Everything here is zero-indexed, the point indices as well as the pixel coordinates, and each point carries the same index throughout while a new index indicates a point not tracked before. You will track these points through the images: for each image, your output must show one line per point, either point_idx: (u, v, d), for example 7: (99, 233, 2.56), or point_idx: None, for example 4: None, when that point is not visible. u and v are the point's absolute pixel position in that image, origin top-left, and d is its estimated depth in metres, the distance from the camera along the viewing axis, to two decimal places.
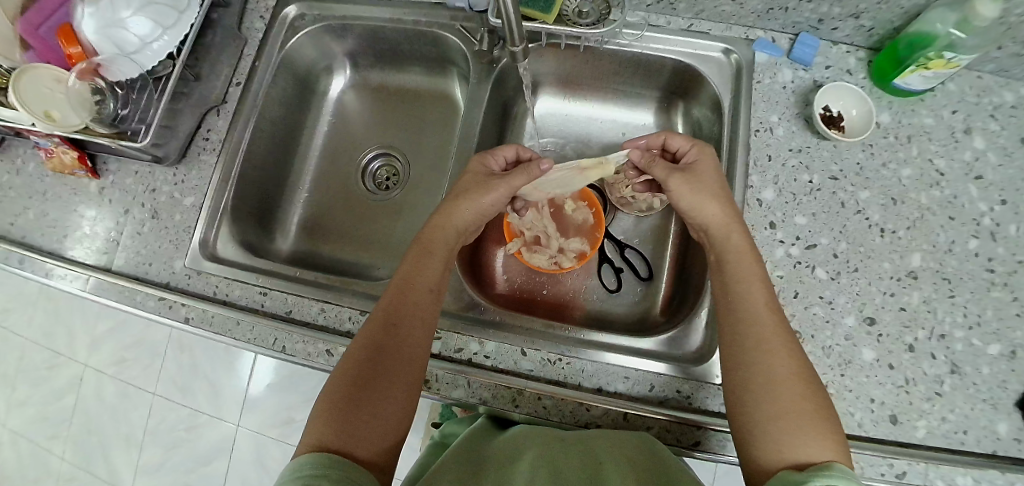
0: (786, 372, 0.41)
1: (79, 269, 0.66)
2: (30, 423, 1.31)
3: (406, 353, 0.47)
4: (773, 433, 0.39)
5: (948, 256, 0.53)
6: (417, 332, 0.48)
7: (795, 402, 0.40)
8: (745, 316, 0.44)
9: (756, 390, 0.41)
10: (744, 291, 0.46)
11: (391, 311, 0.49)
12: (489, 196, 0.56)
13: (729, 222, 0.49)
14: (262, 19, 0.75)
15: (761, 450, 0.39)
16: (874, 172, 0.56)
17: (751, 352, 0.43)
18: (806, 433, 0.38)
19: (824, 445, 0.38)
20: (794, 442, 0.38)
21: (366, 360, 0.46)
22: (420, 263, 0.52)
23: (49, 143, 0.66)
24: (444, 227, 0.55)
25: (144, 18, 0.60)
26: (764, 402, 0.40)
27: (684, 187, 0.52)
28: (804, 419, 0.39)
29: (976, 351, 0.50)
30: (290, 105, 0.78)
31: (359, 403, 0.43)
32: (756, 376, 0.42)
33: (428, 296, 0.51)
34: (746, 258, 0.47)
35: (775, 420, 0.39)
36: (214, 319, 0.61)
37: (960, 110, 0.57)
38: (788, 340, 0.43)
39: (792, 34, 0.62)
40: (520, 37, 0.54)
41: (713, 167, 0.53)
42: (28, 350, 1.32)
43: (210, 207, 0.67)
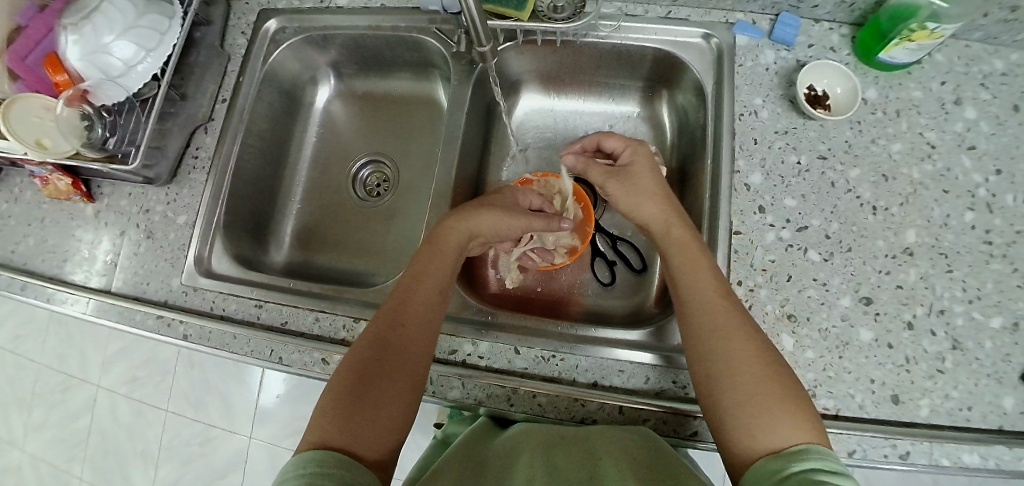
0: (741, 352, 0.41)
1: (80, 292, 0.67)
2: (48, 446, 1.33)
3: (410, 352, 0.46)
4: (743, 418, 0.38)
5: (944, 230, 0.52)
6: (422, 333, 0.48)
7: (757, 382, 0.39)
8: (694, 305, 0.46)
9: (716, 378, 0.41)
10: (691, 282, 0.47)
11: (396, 312, 0.49)
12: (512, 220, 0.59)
13: (667, 218, 0.53)
14: (244, 35, 0.75)
15: (739, 439, 0.38)
16: (863, 149, 0.55)
17: (705, 339, 0.43)
18: (774, 413, 0.37)
19: (795, 423, 0.36)
20: (766, 425, 0.37)
21: (370, 359, 0.45)
22: (429, 267, 0.53)
23: (43, 171, 0.67)
24: (454, 232, 0.56)
25: (127, 42, 0.60)
26: (728, 387, 0.40)
27: (621, 193, 0.57)
28: (770, 398, 0.38)
29: (977, 325, 0.49)
30: (277, 118, 0.79)
31: (362, 401, 0.42)
32: (715, 363, 0.42)
33: (434, 298, 0.51)
34: (691, 249, 0.49)
35: (741, 404, 0.39)
36: (212, 334, 0.61)
37: (948, 81, 0.56)
38: (742, 321, 0.43)
39: (772, 15, 0.61)
40: (486, 36, 0.57)
41: (648, 166, 0.58)
42: (42, 375, 1.34)
43: (203, 223, 0.68)
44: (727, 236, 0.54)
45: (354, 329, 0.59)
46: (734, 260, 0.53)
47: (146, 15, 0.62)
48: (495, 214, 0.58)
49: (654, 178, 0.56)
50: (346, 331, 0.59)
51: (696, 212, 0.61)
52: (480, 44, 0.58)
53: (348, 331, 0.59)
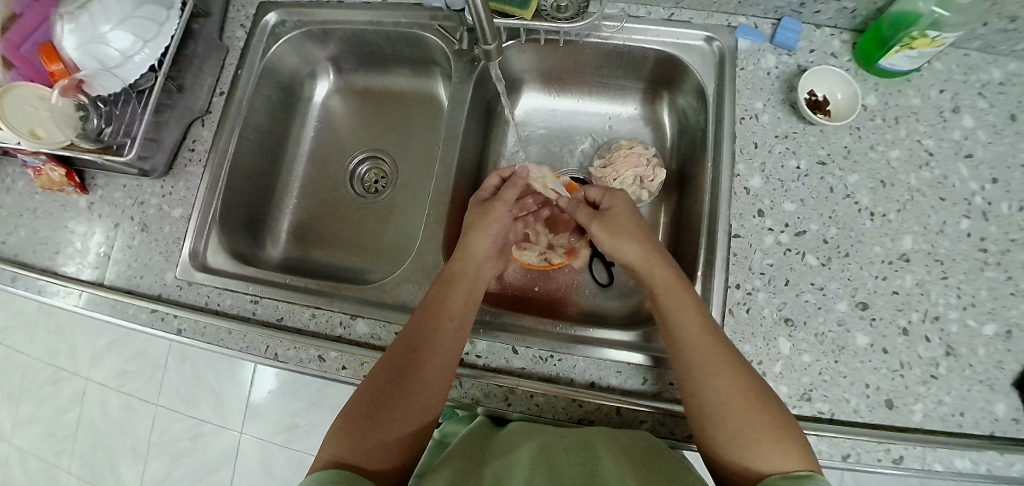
0: (731, 391, 0.42)
1: (72, 285, 0.66)
2: (36, 440, 1.32)
3: (426, 380, 0.46)
4: (737, 453, 0.40)
5: (940, 237, 0.52)
6: (437, 361, 0.47)
7: (750, 416, 0.40)
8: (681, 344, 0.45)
9: (708, 415, 0.42)
10: (676, 317, 0.47)
11: (414, 339, 0.48)
12: (488, 217, 0.59)
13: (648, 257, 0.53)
14: (243, 28, 0.74)
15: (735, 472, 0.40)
16: (862, 155, 0.56)
17: (696, 378, 0.43)
18: (767, 445, 0.38)
19: (788, 454, 0.38)
20: (759, 460, 0.38)
21: (385, 384, 0.45)
22: (447, 292, 0.52)
23: (36, 161, 0.66)
24: (467, 263, 0.56)
25: (124, 33, 0.60)
26: (720, 424, 0.41)
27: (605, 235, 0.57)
28: (762, 432, 0.39)
29: (971, 332, 0.49)
30: (275, 112, 0.78)
31: (375, 423, 0.43)
32: (705, 402, 0.42)
33: (453, 327, 0.49)
34: (673, 285, 0.49)
35: (733, 440, 0.40)
36: (206, 329, 0.61)
37: (947, 89, 0.57)
38: (730, 356, 0.44)
39: (775, 19, 0.62)
40: (492, 33, 0.54)
41: (628, 210, 0.59)
42: (31, 368, 1.33)
43: (199, 217, 0.67)
44: (726, 239, 0.54)
45: (351, 326, 0.58)
46: (733, 263, 0.53)
47: (144, 5, 0.61)
48: (485, 229, 0.58)
49: (630, 216, 0.58)
50: (343, 328, 0.58)
51: (695, 214, 0.61)
52: (487, 44, 0.56)
53: (345, 328, 0.58)
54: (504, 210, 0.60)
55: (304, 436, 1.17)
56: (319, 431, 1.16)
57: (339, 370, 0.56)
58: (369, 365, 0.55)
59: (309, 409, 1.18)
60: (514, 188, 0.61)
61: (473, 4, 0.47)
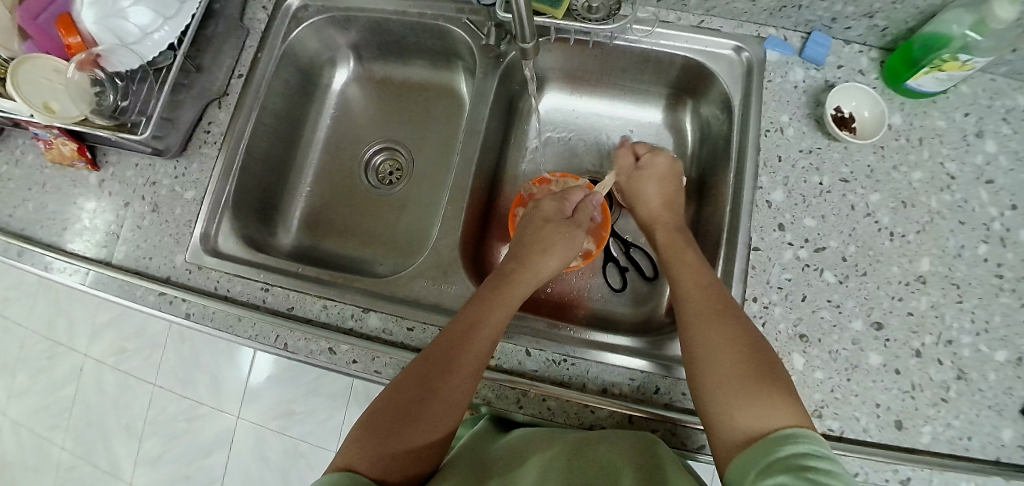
0: (723, 342, 0.44)
1: (79, 262, 0.65)
2: (30, 413, 1.31)
3: (452, 398, 0.45)
4: (727, 404, 0.41)
5: (957, 261, 0.52)
6: (466, 383, 0.46)
7: (738, 369, 0.42)
8: (682, 301, 0.49)
9: (698, 367, 0.44)
10: (681, 279, 0.51)
11: (442, 355, 0.46)
12: (569, 243, 0.59)
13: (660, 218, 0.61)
14: (265, 10, 0.73)
15: (721, 422, 0.41)
16: (884, 174, 0.56)
17: (693, 330, 0.46)
18: (754, 398, 0.40)
19: (775, 410, 0.39)
20: (744, 409, 0.40)
21: (409, 395, 0.45)
22: (485, 312, 0.50)
23: (47, 135, 0.65)
24: (522, 283, 0.55)
25: (145, 9, 0.59)
26: (708, 374, 0.43)
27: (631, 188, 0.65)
28: (752, 385, 0.40)
29: (982, 357, 0.50)
30: (291, 97, 0.77)
31: (392, 433, 0.43)
32: (699, 350, 0.45)
33: (486, 348, 0.48)
34: (682, 252, 0.54)
35: (720, 389, 0.42)
36: (215, 315, 0.60)
37: (972, 113, 0.57)
38: (735, 314, 0.46)
39: (805, 32, 0.61)
40: (531, 33, 0.52)
41: (660, 174, 0.63)
42: (28, 339, 1.32)
43: (211, 200, 0.66)
44: (746, 252, 0.54)
45: (363, 319, 0.58)
46: (751, 276, 0.53)
47: None
48: (556, 253, 0.59)
49: (660, 182, 0.63)
50: (354, 320, 0.58)
51: (714, 225, 0.61)
52: (525, 43, 0.52)
53: (356, 320, 0.58)
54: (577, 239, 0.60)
55: (300, 422, 1.17)
56: (315, 418, 1.16)
57: (349, 363, 0.55)
58: (380, 360, 0.55)
59: (305, 395, 1.18)
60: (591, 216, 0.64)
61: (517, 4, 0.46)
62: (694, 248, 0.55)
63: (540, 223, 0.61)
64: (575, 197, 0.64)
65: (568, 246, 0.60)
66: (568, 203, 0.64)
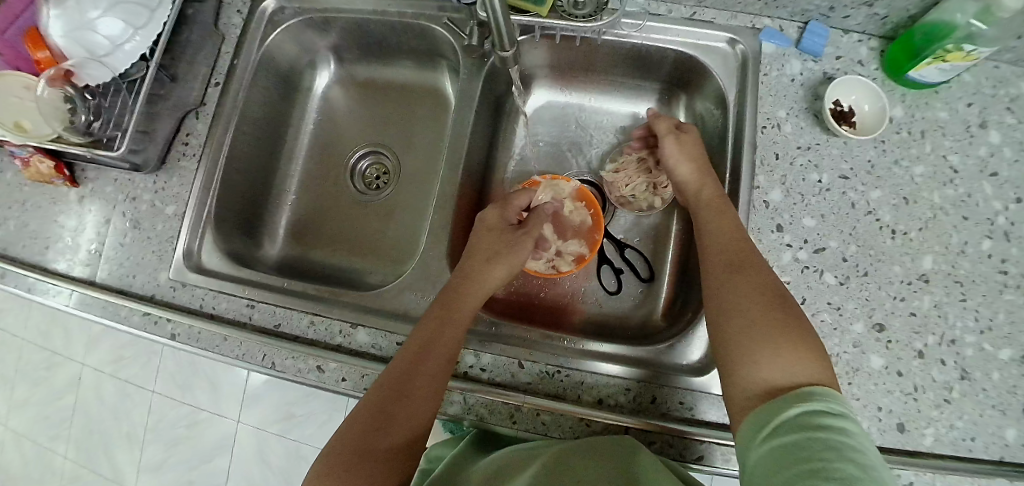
0: (754, 298, 0.41)
1: (62, 283, 0.64)
2: (31, 424, 1.31)
3: (412, 421, 0.44)
4: (752, 353, 0.39)
5: (960, 258, 0.51)
6: (426, 403, 0.45)
7: (767, 320, 0.40)
8: (713, 250, 0.47)
9: (725, 315, 0.42)
10: (714, 230, 0.48)
11: (400, 375, 0.45)
12: (513, 250, 0.56)
13: (701, 177, 0.54)
14: (240, 14, 0.71)
15: (742, 367, 0.39)
16: (885, 170, 0.54)
17: (723, 279, 0.44)
18: (781, 347, 0.38)
19: (803, 362, 0.37)
20: (770, 359, 0.38)
21: (370, 420, 0.43)
22: (437, 327, 0.49)
23: (25, 153, 0.63)
24: (469, 293, 0.52)
25: (114, 20, 0.57)
26: (738, 319, 0.41)
27: (675, 154, 0.56)
28: (780, 337, 0.38)
29: (986, 356, 0.49)
30: (273, 104, 0.75)
31: (360, 453, 0.41)
32: (728, 297, 0.42)
33: (443, 365, 0.47)
34: (716, 204, 0.50)
35: (747, 335, 0.39)
36: (201, 335, 0.59)
37: (975, 103, 0.55)
38: (767, 274, 0.43)
39: (801, 22, 0.59)
40: (510, 41, 0.52)
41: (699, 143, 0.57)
42: (25, 351, 1.31)
43: (193, 215, 0.65)
44: None
45: (352, 335, 0.57)
46: None
47: None
48: (502, 262, 0.55)
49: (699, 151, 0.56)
50: (343, 336, 0.57)
51: None
52: (506, 50, 0.53)
53: (345, 336, 0.57)
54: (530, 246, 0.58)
55: (301, 426, 1.17)
56: (316, 421, 1.16)
57: (339, 381, 0.54)
58: (369, 377, 0.54)
59: (306, 399, 1.17)
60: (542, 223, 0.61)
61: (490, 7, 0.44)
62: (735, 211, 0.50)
63: (481, 234, 0.58)
64: (518, 202, 0.62)
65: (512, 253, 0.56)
66: (511, 211, 0.61)
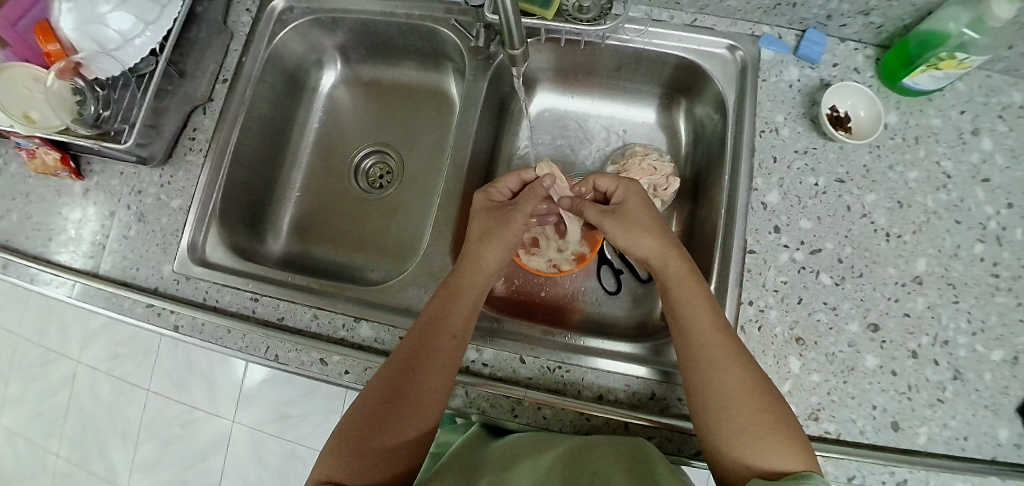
0: (736, 389, 0.43)
1: (65, 274, 0.64)
2: (24, 420, 1.30)
3: (421, 399, 0.46)
4: (741, 448, 0.41)
5: (953, 260, 0.52)
6: (433, 379, 0.46)
7: (756, 414, 0.41)
8: (691, 340, 0.46)
9: (713, 413, 0.43)
10: (689, 316, 0.47)
11: (405, 357, 0.47)
12: (503, 228, 0.55)
13: (668, 253, 0.51)
14: (249, 12, 0.72)
15: (735, 463, 0.41)
16: (880, 174, 0.55)
17: (705, 373, 0.44)
18: (774, 443, 0.40)
19: (795, 454, 0.39)
20: (764, 455, 0.40)
21: (381, 400, 0.45)
22: (445, 308, 0.50)
23: (30, 144, 0.63)
24: (468, 274, 0.53)
25: (125, 14, 0.57)
26: (728, 418, 0.42)
27: (619, 230, 0.54)
28: (770, 429, 0.41)
29: (979, 357, 0.50)
30: (278, 101, 0.76)
31: (370, 435, 0.44)
32: (713, 396, 0.43)
33: (452, 343, 0.48)
34: (686, 283, 0.49)
35: (739, 436, 0.41)
36: (204, 327, 0.59)
37: (968, 111, 0.56)
38: (741, 356, 0.44)
39: (799, 30, 0.60)
40: (521, 40, 0.51)
41: (642, 202, 0.56)
42: (19, 347, 1.30)
43: (198, 209, 0.65)
44: (741, 255, 0.54)
45: (355, 329, 0.57)
46: (746, 279, 0.53)
47: None
48: (498, 238, 0.55)
49: (648, 213, 0.55)
50: (346, 330, 0.57)
51: (709, 226, 0.61)
52: (514, 50, 0.52)
53: (348, 330, 0.57)
54: (522, 220, 0.56)
55: (296, 426, 1.16)
56: (312, 421, 1.16)
57: (342, 374, 0.55)
58: (373, 370, 0.54)
59: (302, 399, 1.17)
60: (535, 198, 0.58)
61: (503, 6, 0.44)
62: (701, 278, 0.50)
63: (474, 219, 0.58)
64: (504, 184, 0.61)
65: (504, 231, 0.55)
66: (500, 195, 0.60)
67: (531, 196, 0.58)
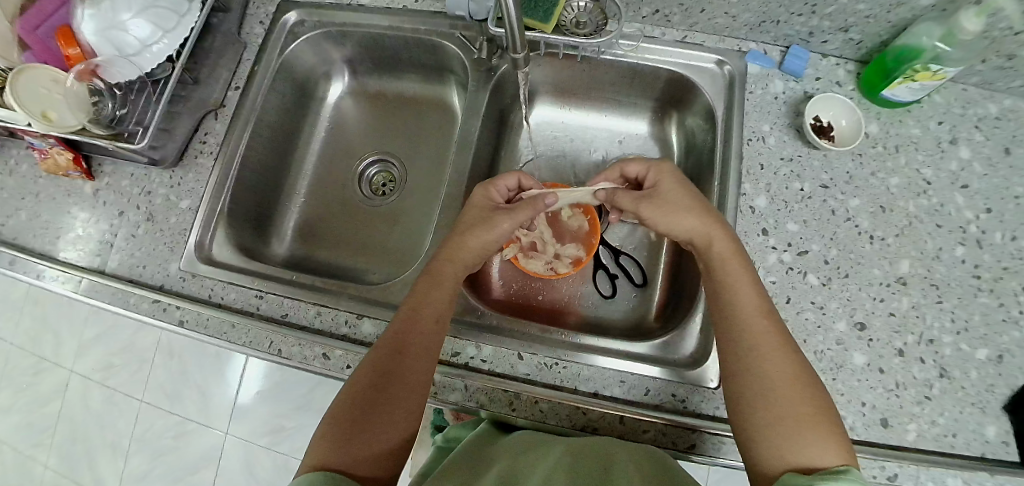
0: (781, 380, 0.41)
1: (72, 271, 0.65)
2: (12, 430, 1.28)
3: (411, 381, 0.47)
4: (779, 440, 0.39)
5: (936, 262, 0.54)
6: (422, 361, 0.48)
7: (794, 406, 0.40)
8: (734, 322, 0.46)
9: (752, 399, 0.42)
10: (733, 299, 0.47)
11: (397, 340, 0.48)
12: (490, 230, 0.57)
13: (709, 228, 0.50)
14: (262, 25, 0.76)
15: (768, 453, 0.39)
16: (863, 180, 0.58)
17: (747, 359, 0.43)
18: (807, 433, 0.39)
19: (828, 448, 0.38)
20: (800, 447, 0.38)
21: (370, 386, 0.46)
22: (427, 292, 0.53)
23: (44, 144, 0.65)
24: (455, 262, 0.56)
25: (144, 22, 0.60)
26: (765, 404, 0.41)
27: (656, 215, 0.55)
28: (804, 421, 0.39)
29: (964, 355, 0.51)
30: (287, 109, 0.79)
31: (362, 419, 0.44)
32: (752, 381, 0.42)
33: (433, 325, 0.50)
34: (732, 268, 0.48)
35: (774, 425, 0.40)
36: (209, 322, 0.61)
37: (945, 121, 0.59)
38: (788, 349, 0.44)
39: (783, 46, 0.64)
40: (522, 45, 0.53)
41: (677, 183, 0.56)
42: (11, 355, 1.29)
43: (206, 209, 0.67)
44: None
45: (356, 325, 0.59)
46: None
47: None
48: (478, 232, 0.57)
49: (683, 193, 0.55)
50: (348, 327, 0.59)
51: None
52: (517, 52, 0.54)
53: (350, 327, 0.59)
54: (508, 221, 0.58)
55: (291, 438, 1.15)
56: (306, 434, 1.15)
57: (344, 368, 0.56)
58: None
59: (297, 411, 1.16)
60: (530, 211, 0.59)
61: (507, 16, 0.48)
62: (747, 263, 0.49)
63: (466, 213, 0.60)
64: (504, 184, 0.62)
65: (491, 232, 0.58)
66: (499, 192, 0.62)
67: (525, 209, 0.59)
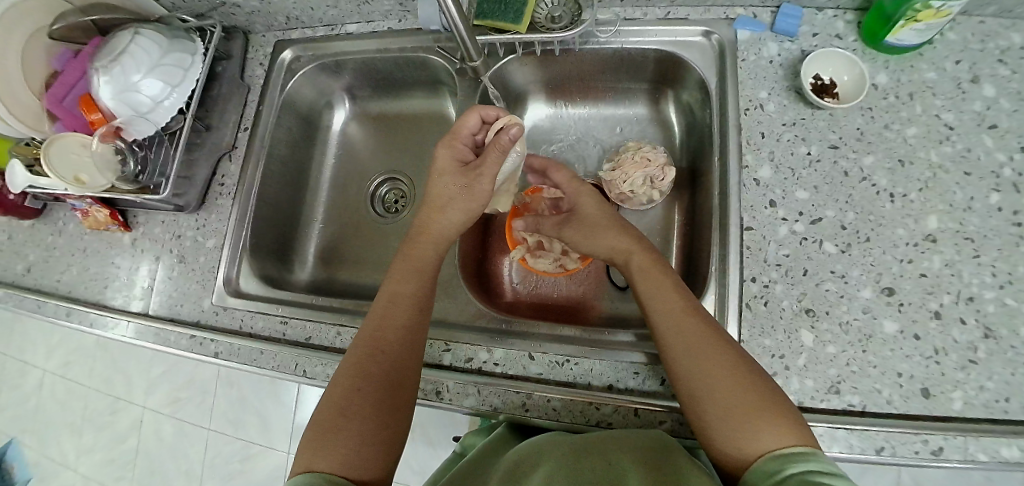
0: (723, 373, 0.42)
1: (121, 316, 0.72)
2: (101, 467, 1.40)
3: (391, 376, 0.49)
4: (735, 432, 0.39)
5: (968, 214, 0.50)
6: (397, 351, 0.50)
7: (739, 394, 0.40)
8: (665, 329, 0.46)
9: (699, 399, 0.42)
10: (658, 305, 0.48)
11: (372, 336, 0.51)
12: (471, 193, 0.58)
13: (631, 243, 0.54)
14: (262, 66, 0.80)
15: (729, 450, 0.39)
16: (876, 135, 0.54)
17: (683, 359, 0.44)
18: (751, 423, 0.38)
19: (779, 432, 0.37)
20: (755, 437, 0.38)
21: (350, 388, 0.47)
22: (400, 281, 0.55)
23: (84, 204, 0.73)
24: (429, 242, 0.58)
25: (154, 80, 0.64)
26: (712, 406, 0.41)
27: (581, 237, 0.59)
28: (753, 407, 0.39)
29: (1010, 311, 0.47)
30: (295, 143, 0.83)
31: (341, 421, 0.45)
32: (695, 381, 0.42)
33: (411, 314, 0.53)
34: (656, 273, 0.50)
35: (727, 420, 0.40)
36: (241, 351, 0.65)
37: (963, 60, 0.54)
38: (719, 340, 0.44)
39: (773, 7, 0.61)
40: (478, 49, 0.61)
41: (596, 203, 0.60)
42: (90, 399, 1.41)
43: (231, 245, 0.72)
44: (738, 232, 0.54)
45: None
46: (747, 257, 0.53)
47: (170, 53, 0.66)
48: (458, 206, 0.58)
49: (606, 210, 0.59)
50: None
51: (707, 210, 0.60)
52: (473, 58, 0.63)
53: None
54: (489, 182, 0.58)
55: None
56: None
57: None
58: None
59: None
60: (497, 154, 0.56)
61: (448, 14, 0.52)
62: (670, 271, 0.51)
63: (436, 179, 0.60)
64: (468, 126, 0.60)
65: (470, 192, 0.58)
66: (464, 141, 0.61)
67: (495, 156, 0.56)
